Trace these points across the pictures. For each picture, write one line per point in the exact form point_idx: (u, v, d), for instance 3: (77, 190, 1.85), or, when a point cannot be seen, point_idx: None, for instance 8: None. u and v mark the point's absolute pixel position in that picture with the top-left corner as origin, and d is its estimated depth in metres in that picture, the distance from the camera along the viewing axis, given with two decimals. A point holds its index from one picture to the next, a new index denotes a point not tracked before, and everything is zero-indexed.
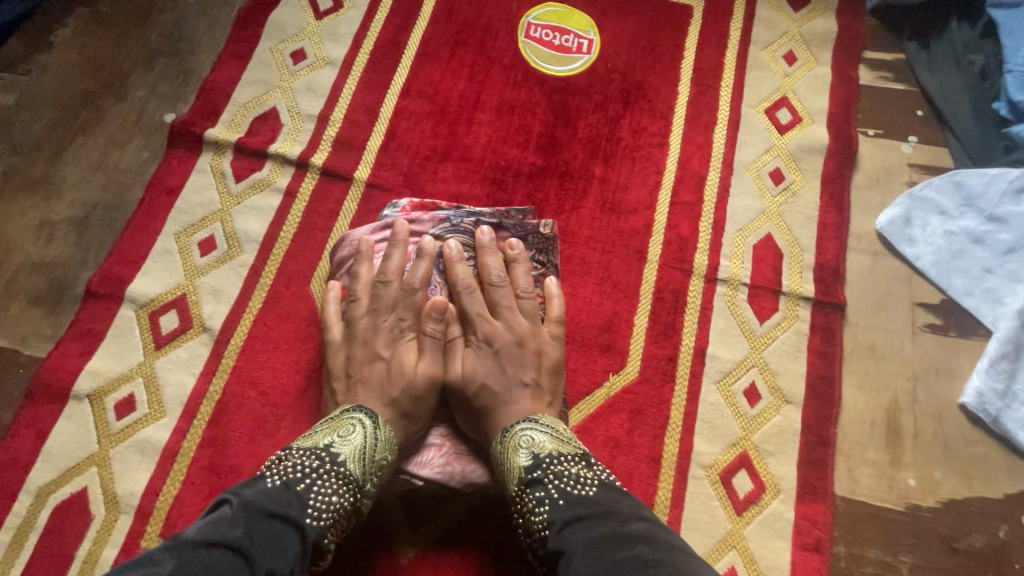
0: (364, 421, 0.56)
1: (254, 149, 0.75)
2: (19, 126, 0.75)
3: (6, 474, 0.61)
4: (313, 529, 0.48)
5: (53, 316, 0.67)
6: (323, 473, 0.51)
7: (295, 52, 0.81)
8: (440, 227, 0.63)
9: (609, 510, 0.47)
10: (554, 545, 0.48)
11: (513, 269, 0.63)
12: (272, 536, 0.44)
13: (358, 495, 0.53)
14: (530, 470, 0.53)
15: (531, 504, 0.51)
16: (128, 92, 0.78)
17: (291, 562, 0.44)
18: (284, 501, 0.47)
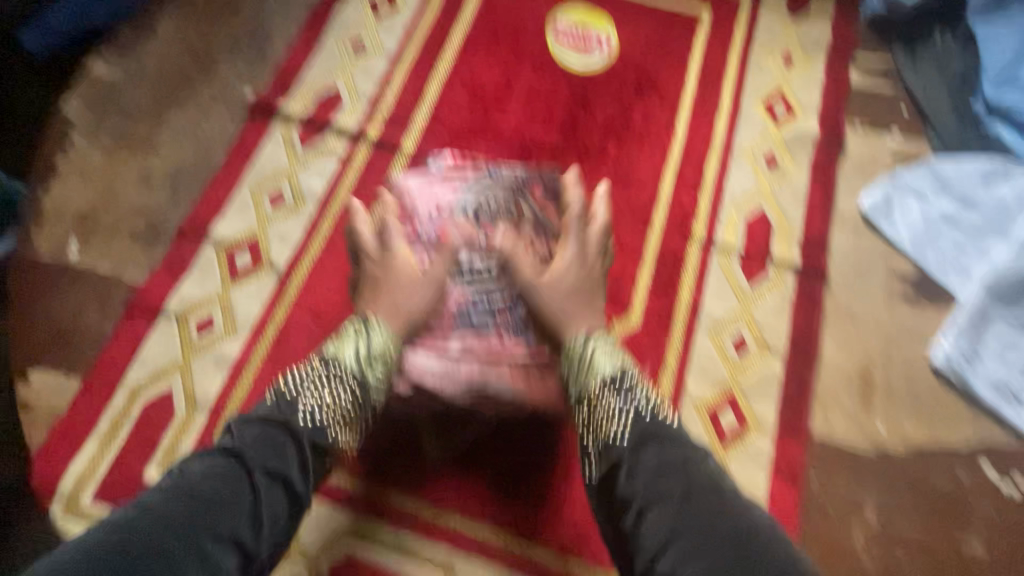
0: (380, 327, 0.64)
1: (319, 122, 0.89)
2: (126, 97, 0.90)
3: (107, 373, 0.74)
4: (307, 428, 0.57)
5: (149, 250, 0.81)
6: (316, 381, 0.60)
7: (355, 44, 0.95)
8: (483, 175, 0.71)
9: (679, 439, 0.55)
10: (627, 441, 0.55)
11: (544, 212, 0.70)
12: (268, 439, 0.54)
13: (353, 391, 0.62)
14: (613, 378, 0.61)
15: (606, 401, 0.59)
16: (216, 72, 0.92)
17: (285, 456, 0.54)
18: (277, 411, 0.57)
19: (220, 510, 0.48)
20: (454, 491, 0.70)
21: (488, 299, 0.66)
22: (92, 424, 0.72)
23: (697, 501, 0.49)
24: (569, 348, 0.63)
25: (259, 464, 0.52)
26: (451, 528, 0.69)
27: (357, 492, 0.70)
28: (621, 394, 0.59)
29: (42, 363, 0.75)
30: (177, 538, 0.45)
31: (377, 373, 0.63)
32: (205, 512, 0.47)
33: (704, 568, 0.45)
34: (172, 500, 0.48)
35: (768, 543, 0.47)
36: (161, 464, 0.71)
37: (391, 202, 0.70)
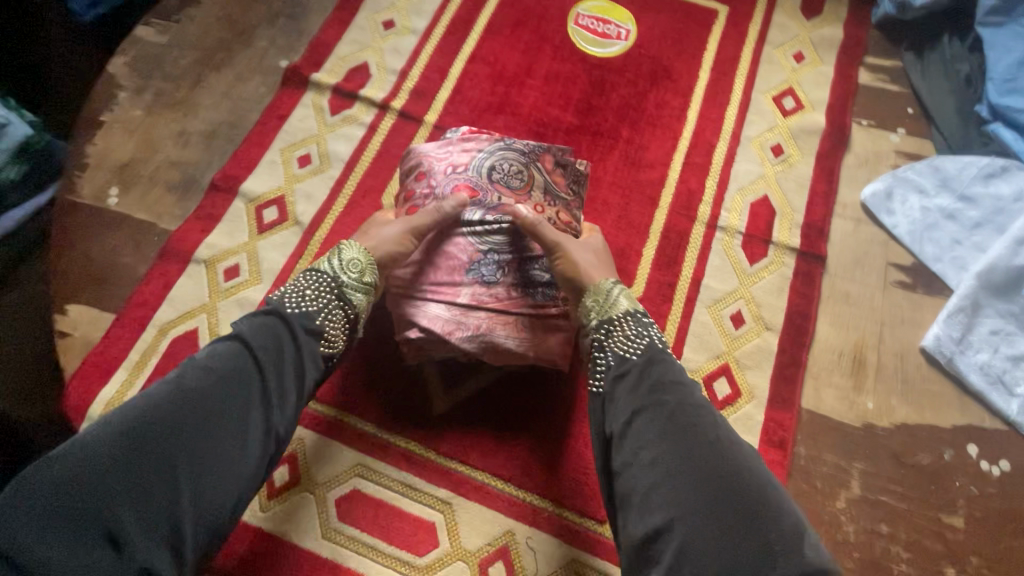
0: (351, 246, 0.68)
1: (348, 91, 0.94)
2: (169, 60, 0.96)
3: (140, 310, 0.79)
4: (297, 315, 0.60)
5: (183, 200, 0.86)
6: (303, 276, 0.64)
7: (386, 22, 1.00)
8: (495, 140, 0.74)
9: (683, 373, 0.59)
10: (635, 364, 0.59)
11: (551, 181, 0.74)
12: (268, 329, 0.58)
13: (338, 287, 0.64)
14: (631, 314, 0.64)
15: (624, 329, 0.63)
16: (253, 41, 0.98)
17: (278, 340, 0.57)
18: (270, 306, 0.60)
19: (222, 389, 0.52)
20: (457, 436, 0.74)
21: (496, 256, 0.69)
22: (122, 355, 0.77)
23: (689, 426, 0.53)
24: (595, 287, 0.67)
25: (257, 346, 0.55)
26: (453, 469, 0.73)
27: (365, 431, 0.75)
28: (638, 327, 0.63)
29: (78, 298, 0.80)
30: (202, 418, 0.50)
31: (359, 274, 0.66)
32: (211, 391, 0.51)
33: (682, 478, 0.50)
34: (195, 383, 0.51)
35: (733, 456, 0.52)
36: None
37: (414, 171, 0.74)
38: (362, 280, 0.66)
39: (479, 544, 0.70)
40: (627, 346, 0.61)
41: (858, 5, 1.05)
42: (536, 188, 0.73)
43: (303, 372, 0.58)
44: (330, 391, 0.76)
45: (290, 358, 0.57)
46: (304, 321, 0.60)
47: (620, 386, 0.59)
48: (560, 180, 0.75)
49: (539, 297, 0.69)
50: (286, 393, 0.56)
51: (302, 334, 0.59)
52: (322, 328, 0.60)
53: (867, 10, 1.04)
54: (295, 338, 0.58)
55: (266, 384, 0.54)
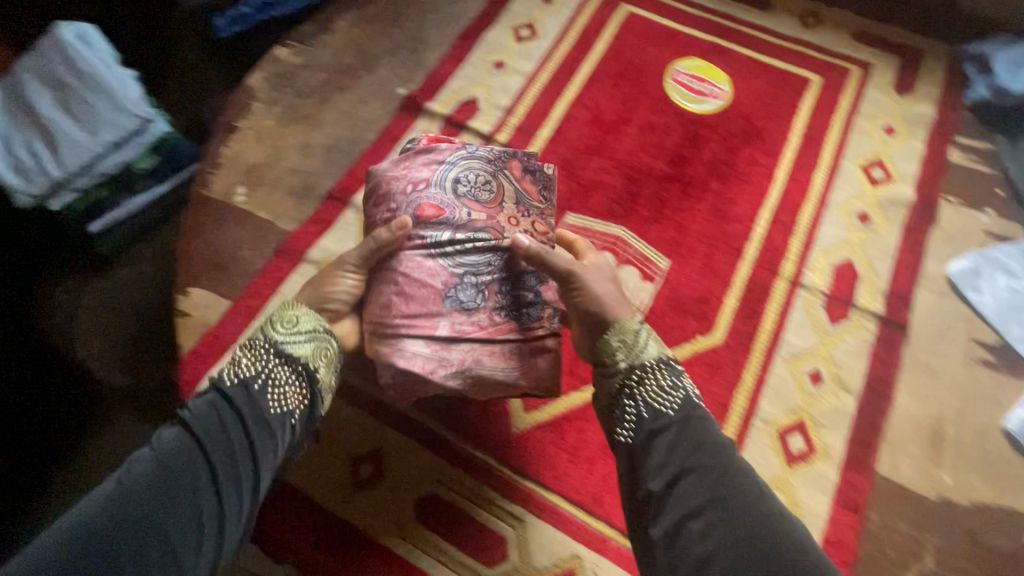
0: (303, 310, 0.69)
1: (458, 122, 1.01)
2: (300, 79, 1.06)
3: (252, 300, 0.86)
4: (235, 388, 0.60)
5: (300, 205, 0.94)
6: (243, 348, 0.64)
7: (497, 62, 1.09)
8: (457, 152, 0.73)
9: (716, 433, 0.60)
10: (667, 421, 0.60)
11: (522, 189, 0.74)
12: (210, 409, 0.58)
13: (275, 352, 0.64)
14: (661, 363, 0.65)
15: (656, 378, 0.64)
16: (376, 69, 1.08)
17: (219, 414, 0.58)
18: (208, 389, 0.61)
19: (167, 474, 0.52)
20: (535, 456, 0.77)
21: (473, 278, 0.67)
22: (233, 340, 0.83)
23: (733, 494, 0.54)
24: (622, 326, 0.69)
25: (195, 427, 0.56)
26: (527, 487, 0.76)
27: (447, 439, 0.78)
28: (671, 378, 0.64)
29: (200, 283, 0.87)
30: (151, 515, 0.49)
31: (300, 333, 0.66)
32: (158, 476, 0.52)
33: (734, 550, 0.50)
34: (140, 476, 0.51)
35: (778, 524, 0.52)
36: None
37: (375, 194, 0.73)
38: (309, 331, 0.67)
39: (546, 564, 0.72)
40: (661, 400, 0.62)
41: (950, 86, 1.08)
42: (507, 197, 0.72)
43: (255, 445, 0.57)
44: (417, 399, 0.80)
45: (235, 429, 0.57)
46: (252, 391, 0.60)
47: (652, 446, 0.59)
48: (533, 187, 0.76)
49: (526, 318, 0.68)
50: (241, 475, 0.55)
51: (249, 405, 0.60)
52: (269, 394, 0.61)
53: (959, 92, 1.07)
54: (242, 413, 0.59)
55: (216, 470, 0.54)
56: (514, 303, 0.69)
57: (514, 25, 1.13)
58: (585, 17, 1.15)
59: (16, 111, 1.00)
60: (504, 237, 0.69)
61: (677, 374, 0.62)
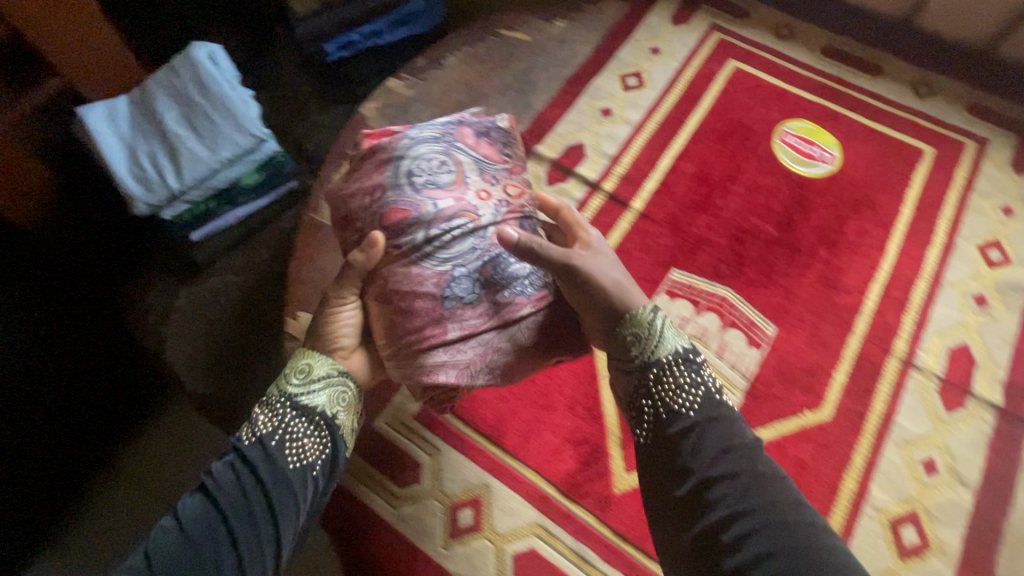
0: (321, 357, 0.67)
1: (565, 167, 1.02)
2: (411, 112, 1.09)
3: None
4: (251, 446, 0.59)
5: None
6: (261, 403, 0.63)
7: (604, 109, 1.10)
8: (404, 140, 0.69)
9: (746, 434, 0.53)
10: (690, 423, 0.54)
11: (479, 156, 0.71)
12: (229, 472, 0.57)
13: (290, 405, 0.62)
14: (680, 355, 0.58)
15: (676, 376, 0.57)
16: (484, 108, 1.10)
17: (237, 476, 0.57)
18: (228, 450, 0.60)
19: (194, 546, 0.52)
20: (636, 519, 0.76)
21: (463, 268, 0.64)
22: None
23: (771, 505, 0.48)
24: (634, 317, 0.60)
25: (215, 493, 0.55)
26: (628, 550, 0.74)
27: (547, 492, 0.77)
28: (691, 374, 0.57)
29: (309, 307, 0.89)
30: None
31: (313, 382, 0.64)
32: (185, 548, 0.52)
33: (776, 572, 0.44)
34: (165, 549, 0.51)
35: (822, 543, 0.46)
36: (388, 420, 0.81)
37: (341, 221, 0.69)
38: (324, 378, 0.66)
39: None
40: (680, 399, 0.56)
41: None
42: (469, 171, 0.69)
43: (274, 507, 0.56)
44: (518, 448, 0.79)
45: (253, 490, 0.56)
46: (269, 450, 0.59)
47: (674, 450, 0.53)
48: (492, 151, 0.72)
49: (528, 293, 0.66)
50: (262, 539, 0.54)
51: (266, 464, 0.58)
52: (285, 450, 0.59)
53: None
54: (258, 476, 0.57)
55: (237, 541, 0.53)
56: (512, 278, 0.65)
57: (621, 73, 1.14)
58: (693, 69, 1.16)
59: (142, 123, 1.04)
60: (481, 215, 0.66)
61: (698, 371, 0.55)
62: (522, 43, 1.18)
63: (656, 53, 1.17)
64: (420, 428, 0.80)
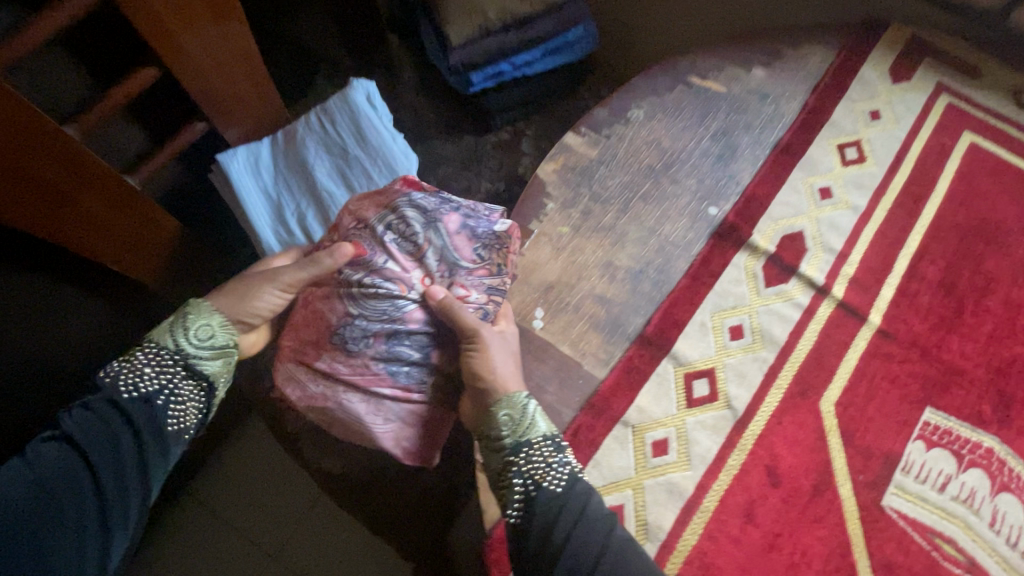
0: (213, 310, 0.67)
1: (786, 264, 0.87)
2: (597, 177, 0.92)
3: None
4: (135, 401, 0.59)
5: (608, 344, 0.81)
6: (142, 353, 0.62)
7: (822, 188, 0.93)
8: (409, 203, 0.75)
9: (592, 492, 0.64)
10: (558, 492, 0.63)
11: (451, 245, 0.74)
12: (102, 422, 0.56)
13: (181, 363, 0.63)
14: (547, 439, 0.68)
15: (546, 456, 0.66)
16: (680, 178, 0.93)
17: (119, 430, 0.56)
18: (101, 395, 0.58)
19: (55, 492, 0.51)
20: None
21: (365, 321, 0.71)
22: None
23: (620, 552, 0.59)
24: (511, 398, 0.70)
25: (87, 440, 0.54)
26: None
27: None
28: (559, 454, 0.67)
29: None
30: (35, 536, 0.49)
31: (206, 340, 0.65)
32: (43, 491, 0.51)
33: None
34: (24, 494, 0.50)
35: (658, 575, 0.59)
36: None
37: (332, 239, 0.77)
38: (217, 344, 0.66)
39: None
40: (549, 475, 0.65)
41: None
42: (431, 251, 0.73)
43: (142, 456, 0.57)
44: None
45: (130, 443, 0.56)
46: (140, 402, 0.59)
47: (540, 515, 0.62)
48: (467, 245, 0.75)
49: (395, 369, 0.71)
50: (127, 482, 0.55)
51: (146, 420, 0.58)
52: (139, 400, 0.59)
53: None
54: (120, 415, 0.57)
55: (104, 489, 0.53)
56: (392, 354, 0.71)
57: (838, 143, 0.97)
58: (921, 141, 0.98)
59: (290, 176, 0.89)
60: (411, 291, 0.72)
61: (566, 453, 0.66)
62: (719, 95, 1.00)
63: (877, 117, 1.00)
64: None
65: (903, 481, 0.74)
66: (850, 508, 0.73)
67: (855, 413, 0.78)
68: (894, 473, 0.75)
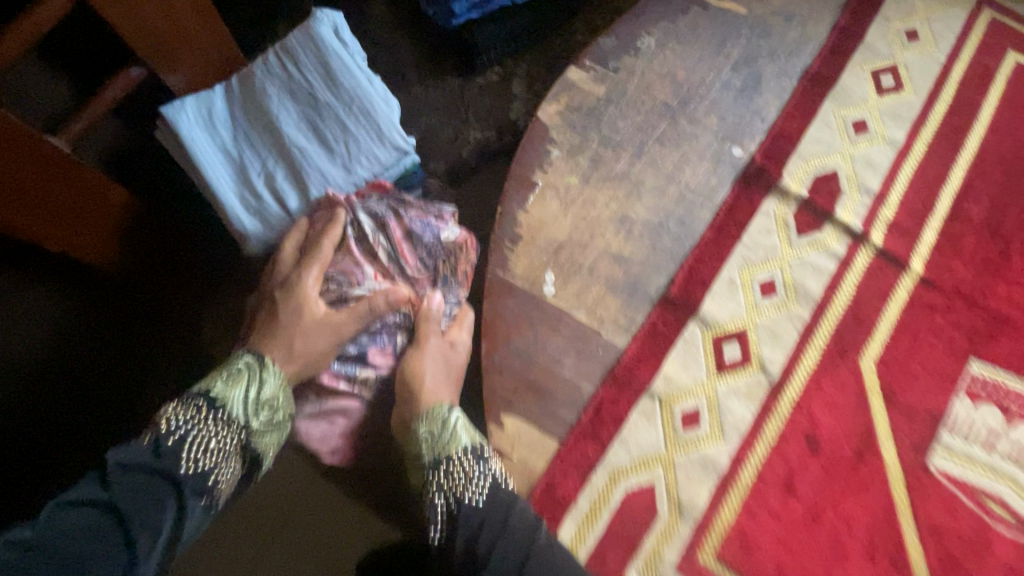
0: (273, 367, 0.69)
1: (820, 210, 0.78)
2: (606, 119, 0.81)
3: (590, 447, 0.67)
4: (188, 473, 0.61)
5: (628, 309, 0.72)
6: (202, 420, 0.64)
7: (856, 122, 0.83)
8: (363, 207, 0.74)
9: (515, 500, 0.63)
10: (476, 507, 0.62)
11: (397, 250, 0.73)
12: (150, 488, 0.58)
13: (240, 437, 0.66)
14: (468, 452, 0.65)
15: (466, 473, 0.64)
16: (699, 116, 0.82)
17: (163, 498, 0.58)
18: (158, 458, 0.60)
19: (93, 548, 0.54)
20: None
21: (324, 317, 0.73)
22: (572, 500, 0.65)
23: (538, 563, 0.59)
24: (432, 411, 0.67)
25: (129, 503, 0.57)
26: None
27: None
28: (480, 466, 0.64)
29: (516, 411, 0.68)
30: None
31: (267, 416, 0.68)
32: (83, 544, 0.53)
33: None
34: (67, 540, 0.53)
35: None
36: (642, 573, 0.64)
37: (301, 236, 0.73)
38: (269, 420, 0.68)
39: None
40: (470, 490, 0.63)
41: None
42: (380, 255, 0.73)
43: (182, 509, 0.59)
44: None
45: (170, 508, 0.58)
46: (191, 466, 0.61)
47: (459, 534, 0.62)
48: (412, 252, 0.74)
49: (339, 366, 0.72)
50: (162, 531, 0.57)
51: (191, 493, 0.60)
52: (187, 454, 0.61)
53: None
54: (163, 470, 0.60)
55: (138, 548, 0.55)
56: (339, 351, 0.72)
57: (872, 69, 0.86)
58: (963, 64, 0.88)
59: (252, 127, 0.76)
60: (362, 286, 0.72)
61: (488, 465, 0.64)
62: (740, 16, 0.87)
63: (913, 38, 0.89)
64: None
65: (949, 441, 0.69)
66: (894, 473, 0.68)
67: (897, 369, 0.72)
68: (940, 432, 0.70)
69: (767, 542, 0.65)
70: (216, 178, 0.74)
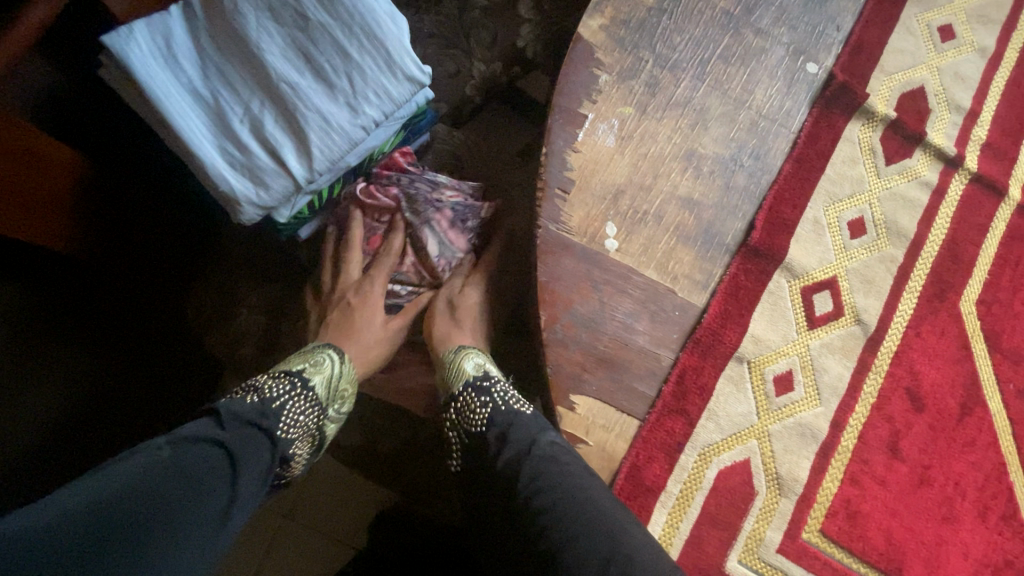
0: (347, 362, 0.72)
1: (909, 133, 0.68)
2: (660, 34, 0.67)
3: (675, 424, 0.58)
4: (283, 439, 0.61)
5: (704, 262, 0.62)
6: (297, 395, 0.65)
7: (942, 28, 0.72)
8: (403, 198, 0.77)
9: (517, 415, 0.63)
10: (490, 425, 0.63)
11: (441, 236, 0.76)
12: (249, 434, 0.57)
13: (320, 415, 0.67)
14: (481, 378, 0.67)
15: (475, 400, 0.66)
16: (769, 26, 0.69)
17: (262, 450, 0.57)
18: (262, 413, 0.60)
19: (205, 477, 0.50)
20: None
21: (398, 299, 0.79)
22: (659, 486, 0.57)
23: (536, 461, 0.57)
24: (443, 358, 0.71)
25: (236, 443, 0.55)
26: None
27: None
28: (487, 391, 0.66)
29: (589, 389, 0.58)
30: (180, 504, 0.47)
31: (340, 404, 0.71)
32: (197, 469, 0.50)
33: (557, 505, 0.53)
34: (190, 459, 0.50)
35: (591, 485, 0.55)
36: (743, 557, 0.57)
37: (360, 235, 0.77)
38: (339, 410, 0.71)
39: None
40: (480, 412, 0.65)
41: None
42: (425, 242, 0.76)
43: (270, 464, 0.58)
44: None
45: (262, 455, 0.57)
46: (284, 429, 0.62)
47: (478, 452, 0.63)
48: (459, 236, 0.76)
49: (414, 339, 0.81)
50: (254, 471, 0.55)
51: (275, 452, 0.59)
52: (286, 418, 0.62)
53: None
54: (266, 427, 0.59)
55: (240, 483, 0.52)
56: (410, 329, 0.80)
57: None
58: None
59: (226, 60, 0.60)
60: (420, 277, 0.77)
61: (496, 390, 0.66)
62: None
63: None
64: (788, 563, 0.57)
65: None
66: (1001, 425, 0.62)
67: (999, 311, 0.64)
68: None
69: (875, 513, 0.58)
70: (190, 125, 0.58)
